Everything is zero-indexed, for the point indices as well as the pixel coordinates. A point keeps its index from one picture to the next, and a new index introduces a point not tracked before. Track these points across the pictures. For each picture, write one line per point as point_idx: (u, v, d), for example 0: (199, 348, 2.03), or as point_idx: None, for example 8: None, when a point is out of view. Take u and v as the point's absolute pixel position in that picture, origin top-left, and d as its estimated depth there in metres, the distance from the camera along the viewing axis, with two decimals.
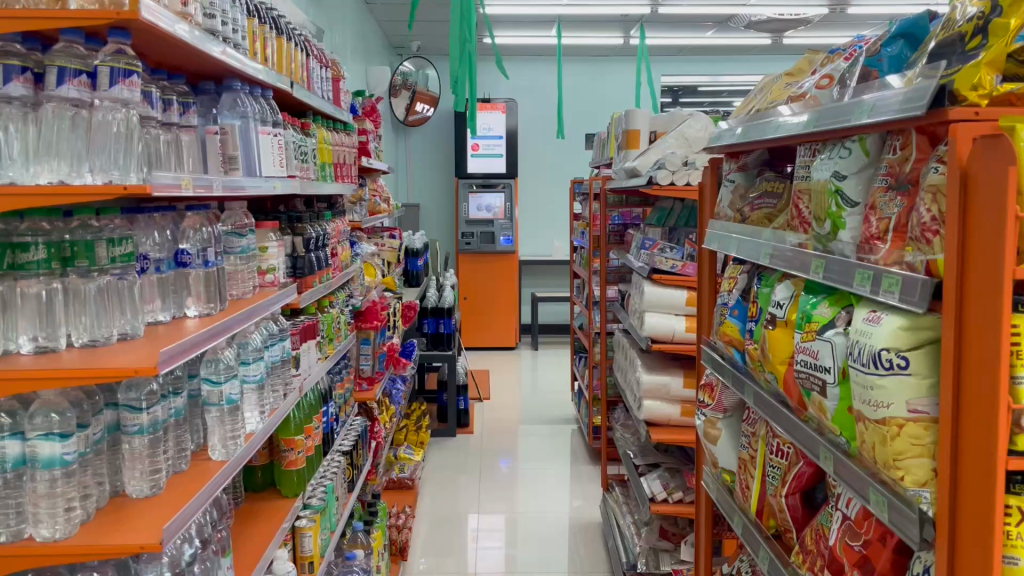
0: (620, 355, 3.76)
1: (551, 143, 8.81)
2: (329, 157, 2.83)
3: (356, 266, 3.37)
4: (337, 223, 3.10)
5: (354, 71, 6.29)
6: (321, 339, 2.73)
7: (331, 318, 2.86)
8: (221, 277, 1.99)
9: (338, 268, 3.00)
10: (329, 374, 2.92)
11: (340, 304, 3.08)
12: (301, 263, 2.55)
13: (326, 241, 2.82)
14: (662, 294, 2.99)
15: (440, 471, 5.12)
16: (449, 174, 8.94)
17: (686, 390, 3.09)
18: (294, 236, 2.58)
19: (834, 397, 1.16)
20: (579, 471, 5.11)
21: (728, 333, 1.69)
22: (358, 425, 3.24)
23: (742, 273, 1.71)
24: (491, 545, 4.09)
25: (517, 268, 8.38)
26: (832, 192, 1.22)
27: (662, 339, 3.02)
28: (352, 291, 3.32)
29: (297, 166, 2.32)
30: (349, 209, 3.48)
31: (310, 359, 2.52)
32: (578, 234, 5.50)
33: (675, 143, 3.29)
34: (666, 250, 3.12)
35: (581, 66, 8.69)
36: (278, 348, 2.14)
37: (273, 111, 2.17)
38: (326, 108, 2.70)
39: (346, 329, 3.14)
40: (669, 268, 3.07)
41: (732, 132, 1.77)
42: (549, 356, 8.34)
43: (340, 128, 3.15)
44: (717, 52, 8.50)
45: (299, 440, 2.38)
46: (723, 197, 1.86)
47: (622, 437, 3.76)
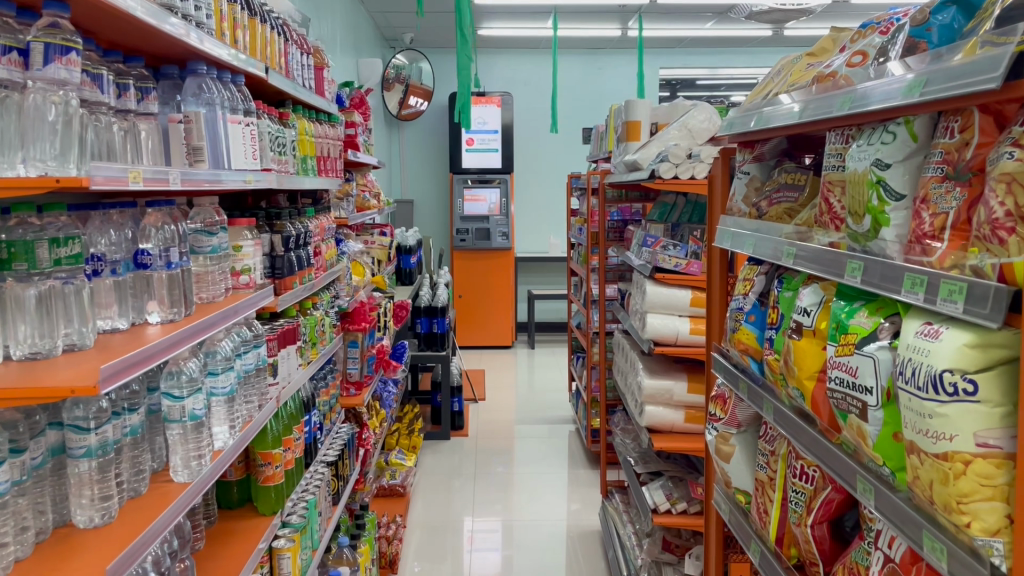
0: (620, 357, 3.60)
1: (547, 137, 8.64)
2: (311, 151, 2.65)
3: (344, 265, 3.19)
4: (320, 220, 2.91)
5: (345, 63, 6.11)
6: (302, 343, 2.56)
7: (314, 321, 2.70)
8: (187, 279, 1.83)
9: (322, 268, 2.83)
10: (313, 380, 2.76)
11: (324, 306, 2.91)
12: (279, 262, 2.38)
13: (308, 240, 2.64)
14: (665, 294, 2.84)
15: (434, 474, 4.94)
16: (443, 169, 8.77)
17: (690, 395, 2.93)
18: (272, 234, 2.41)
19: (876, 421, 1.00)
20: (577, 474, 4.94)
21: (743, 341, 1.53)
22: (345, 432, 3.07)
23: (759, 275, 1.54)
24: (486, 548, 3.96)
25: (513, 265, 8.22)
26: (872, 183, 1.06)
27: (664, 341, 2.86)
28: (338, 291, 3.14)
29: (272, 160, 2.14)
30: (335, 205, 3.31)
31: (290, 365, 2.36)
32: (576, 231, 5.33)
33: (678, 134, 3.13)
34: (669, 248, 2.93)
35: (577, 59, 8.52)
36: (251, 356, 1.97)
37: (244, 99, 2.00)
38: (306, 96, 2.52)
39: (331, 332, 2.98)
40: (673, 267, 2.88)
41: (746, 119, 1.60)
42: (546, 355, 8.19)
43: (324, 119, 2.97)
44: (716, 43, 8.33)
45: (277, 453, 2.21)
46: (736, 190, 1.69)
47: (623, 443, 3.60)
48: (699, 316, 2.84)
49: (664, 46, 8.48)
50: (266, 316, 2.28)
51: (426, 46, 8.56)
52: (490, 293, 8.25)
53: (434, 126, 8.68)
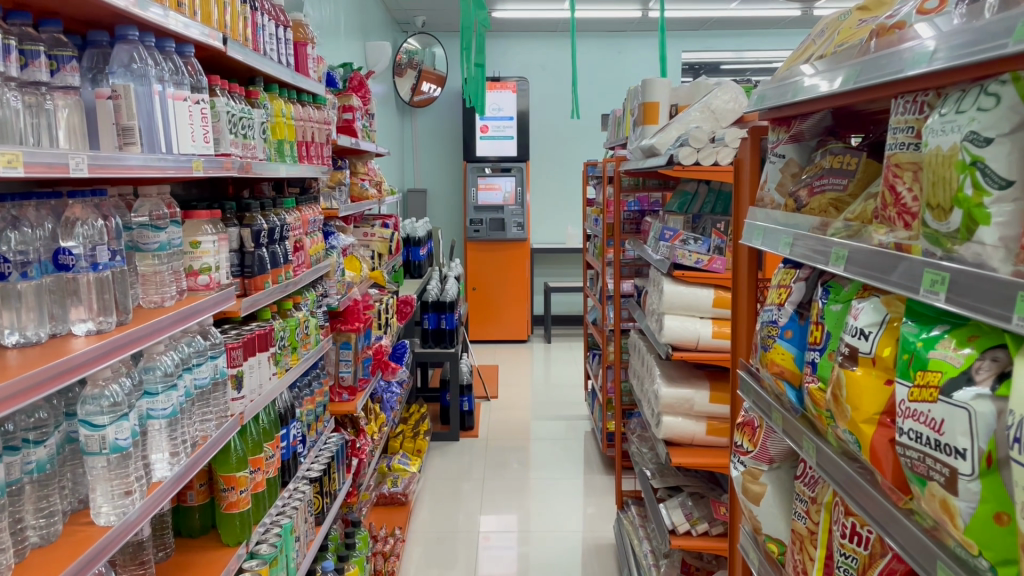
0: (635, 359, 3.32)
1: (565, 123, 8.34)
2: (290, 135, 2.39)
3: (334, 260, 2.92)
4: (303, 211, 2.64)
5: (350, 47, 5.83)
6: (279, 349, 2.31)
7: (294, 324, 2.44)
8: (121, 283, 1.57)
9: (305, 265, 2.57)
10: (294, 388, 2.50)
11: (309, 306, 2.65)
12: (247, 260, 2.12)
13: (286, 234, 2.37)
14: (684, 294, 2.56)
15: (441, 478, 4.69)
16: (457, 157, 8.48)
17: (712, 405, 2.64)
18: (241, 228, 2.15)
19: (970, 496, 0.72)
20: (592, 479, 4.64)
21: (777, 364, 1.25)
22: (334, 443, 2.82)
23: (796, 281, 1.26)
24: (502, 546, 3.83)
25: (529, 256, 7.94)
26: (965, 166, 0.78)
27: (683, 346, 2.57)
28: (326, 289, 2.88)
29: (233, 144, 1.88)
30: (324, 194, 3.04)
31: (261, 375, 2.10)
32: (591, 221, 5.04)
33: (700, 116, 2.83)
34: (690, 242, 2.61)
35: (596, 42, 8.19)
36: (205, 369, 1.73)
37: (194, 75, 1.73)
38: (280, 73, 2.26)
39: (317, 334, 2.73)
40: (693, 263, 2.57)
41: (782, 90, 1.30)
42: (562, 349, 7.91)
43: (308, 101, 2.70)
44: (741, 25, 7.98)
45: (242, 477, 1.96)
46: (767, 176, 1.40)
47: (638, 454, 3.32)
48: (722, 318, 2.57)
49: (686, 28, 8.13)
50: (230, 322, 2.02)
51: (439, 30, 8.26)
52: (505, 285, 7.98)
53: (448, 114, 8.38)
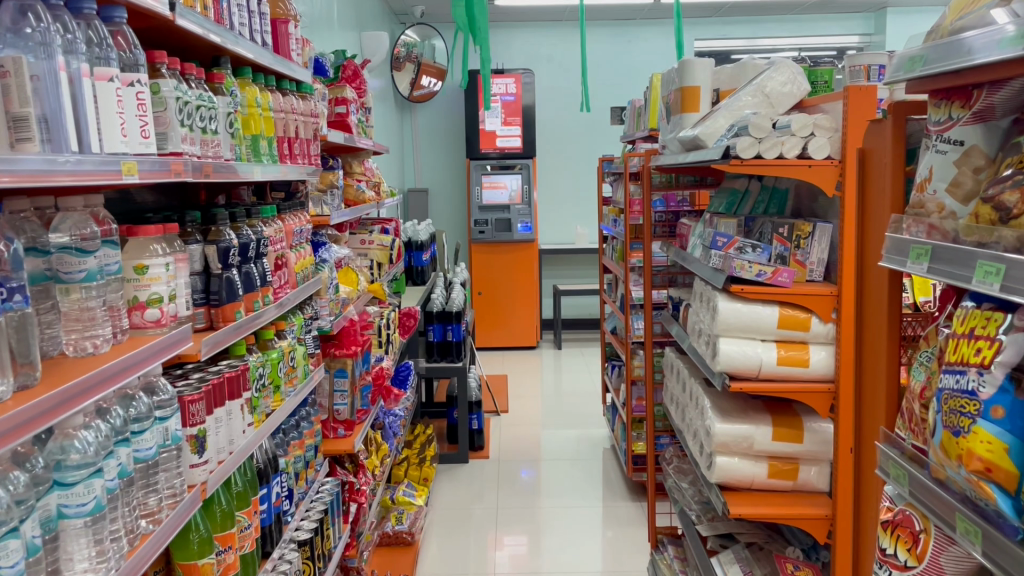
0: (672, 382, 2.90)
1: (572, 117, 7.91)
2: (271, 129, 2.00)
3: (327, 276, 2.50)
4: (287, 220, 2.22)
5: (345, 38, 5.41)
6: (257, 393, 1.89)
7: (276, 357, 2.03)
8: (25, 331, 1.14)
9: (289, 284, 2.15)
10: (275, 434, 2.08)
11: (295, 333, 2.23)
12: (213, 284, 1.70)
13: (264, 250, 1.94)
14: (743, 313, 2.14)
15: (450, 505, 4.26)
16: (460, 154, 8.06)
17: (775, 444, 2.22)
18: (205, 244, 1.72)
19: None
20: (615, 507, 4.19)
21: (974, 455, 0.84)
22: (328, 490, 2.40)
23: (1004, 335, 0.85)
24: None
25: (537, 258, 7.52)
26: None
27: (740, 375, 2.17)
28: (317, 310, 2.45)
29: (187, 139, 1.45)
30: (314, 199, 2.64)
31: (231, 429, 1.68)
32: (610, 223, 4.64)
33: (752, 101, 2.40)
34: (747, 250, 2.18)
35: (605, 31, 7.77)
36: (149, 436, 1.31)
37: (127, 49, 1.28)
38: (252, 51, 1.83)
39: (307, 365, 2.31)
40: (754, 276, 2.14)
41: (948, 53, 0.99)
42: (574, 355, 7.49)
43: (291, 88, 2.27)
44: (757, 9, 7.52)
45: (206, 565, 1.53)
46: (927, 173, 1.09)
47: (677, 489, 2.91)
48: (787, 340, 2.16)
49: (700, 15, 7.68)
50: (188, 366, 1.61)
51: (439, 21, 7.84)
52: (512, 288, 7.55)
53: (449, 109, 7.96)
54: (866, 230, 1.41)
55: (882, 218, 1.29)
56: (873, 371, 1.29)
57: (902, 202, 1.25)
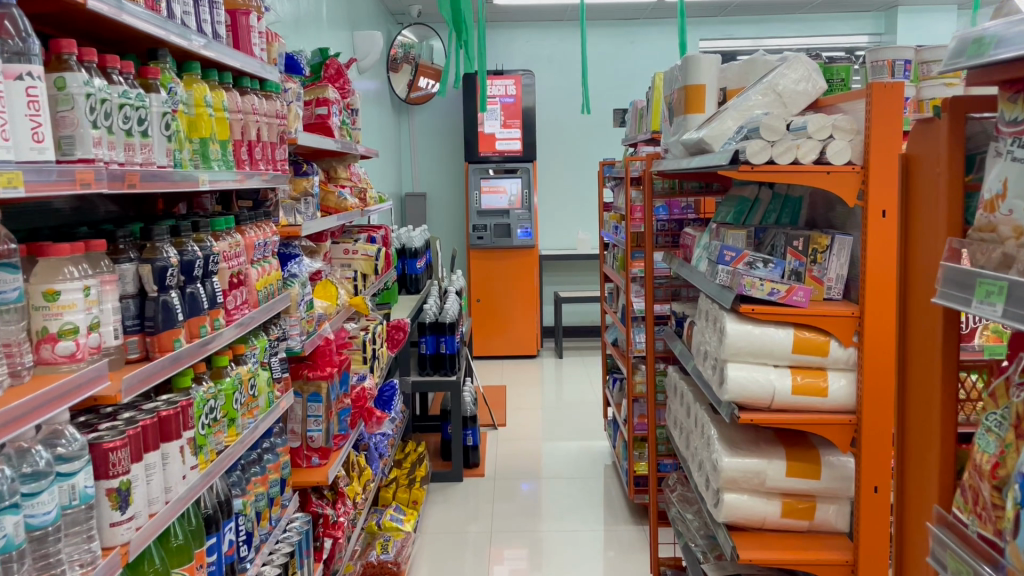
0: (676, 404, 2.67)
1: (574, 119, 7.70)
2: (224, 133, 1.79)
3: (296, 292, 2.28)
4: (246, 233, 2.01)
5: (336, 38, 5.21)
6: (207, 428, 1.68)
7: (231, 387, 1.81)
8: None
9: (249, 304, 1.94)
10: (229, 473, 1.86)
11: (257, 357, 2.02)
12: (148, 308, 1.49)
13: (215, 267, 1.73)
14: (753, 336, 1.91)
15: (442, 527, 4.04)
16: (458, 157, 7.84)
17: (789, 480, 2.00)
18: (140, 263, 1.51)
19: None
20: (615, 530, 3.96)
21: None
22: (297, 528, 2.19)
23: None
24: None
25: (538, 264, 7.31)
26: None
27: (751, 405, 1.94)
28: (285, 330, 2.24)
29: (102, 142, 1.24)
30: (285, 208, 2.42)
31: (170, 475, 1.47)
32: (610, 231, 4.44)
33: (762, 100, 2.19)
34: (758, 265, 1.96)
35: (607, 31, 7.55)
36: (46, 499, 1.10)
37: (15, 36, 1.07)
38: (199, 43, 1.62)
39: (271, 393, 2.10)
40: (766, 295, 1.91)
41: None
42: (575, 364, 7.27)
43: (257, 87, 2.07)
44: (762, 8, 7.29)
45: None
46: (999, 186, 0.91)
47: (681, 521, 2.69)
48: (802, 365, 1.94)
49: (704, 14, 7.46)
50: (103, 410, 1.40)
51: (437, 21, 7.64)
52: (512, 295, 7.34)
53: (447, 112, 7.75)
54: (909, 249, 1.19)
55: (934, 242, 1.10)
56: (924, 416, 1.13)
57: (960, 220, 1.07)
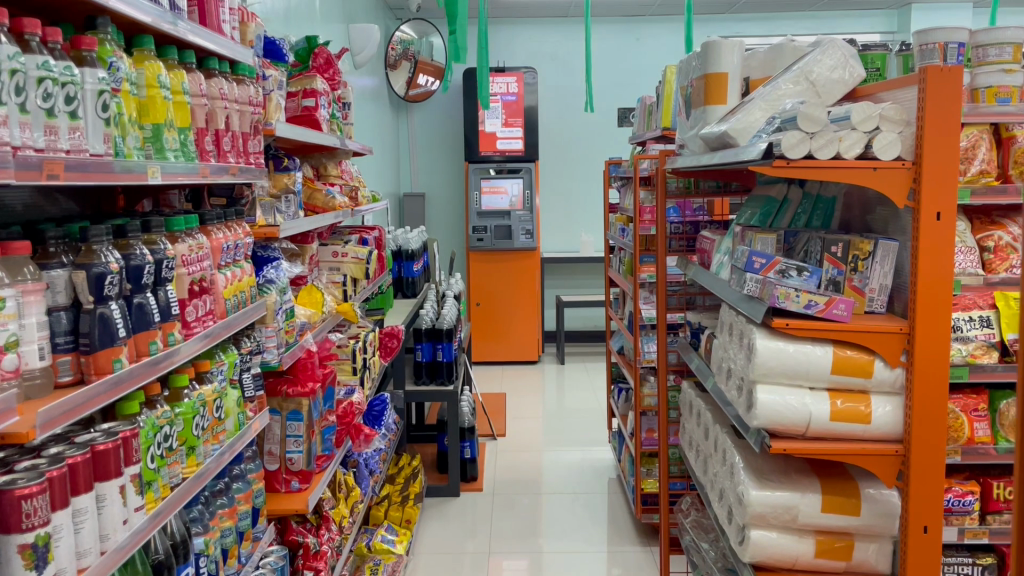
0: (691, 424, 2.44)
1: (577, 118, 7.47)
2: (183, 120, 1.56)
3: (272, 301, 2.05)
4: (212, 234, 1.77)
5: (330, 31, 4.98)
6: (158, 459, 1.45)
7: (190, 411, 1.59)
8: None
9: (215, 315, 1.71)
10: (188, 507, 1.63)
11: (225, 375, 1.79)
12: (83, 323, 1.26)
13: (171, 274, 1.50)
14: (786, 354, 1.68)
15: (438, 546, 3.81)
16: (458, 156, 7.62)
17: (825, 516, 1.77)
18: (76, 269, 1.28)
19: None
20: (622, 550, 3.72)
21: None
22: (272, 564, 1.95)
23: None
24: None
25: (539, 266, 7.08)
26: None
27: (785, 433, 1.72)
28: (260, 342, 2.01)
29: (10, 121, 1.02)
30: (263, 206, 2.20)
31: (108, 521, 1.24)
32: (616, 233, 4.22)
33: (795, 88, 1.96)
34: (792, 273, 1.73)
35: (612, 28, 7.33)
36: None
37: None
38: (154, 13, 1.40)
39: (243, 414, 1.87)
40: (803, 308, 1.68)
41: None
42: (578, 370, 7.03)
43: (228, 70, 1.85)
44: (773, 5, 7.05)
45: None
46: None
47: (696, 551, 2.46)
48: (841, 387, 1.71)
49: (712, 10, 7.22)
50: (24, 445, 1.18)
51: (437, 17, 7.42)
52: (513, 299, 7.10)
53: (447, 110, 7.52)
54: None
55: None
56: None
57: None
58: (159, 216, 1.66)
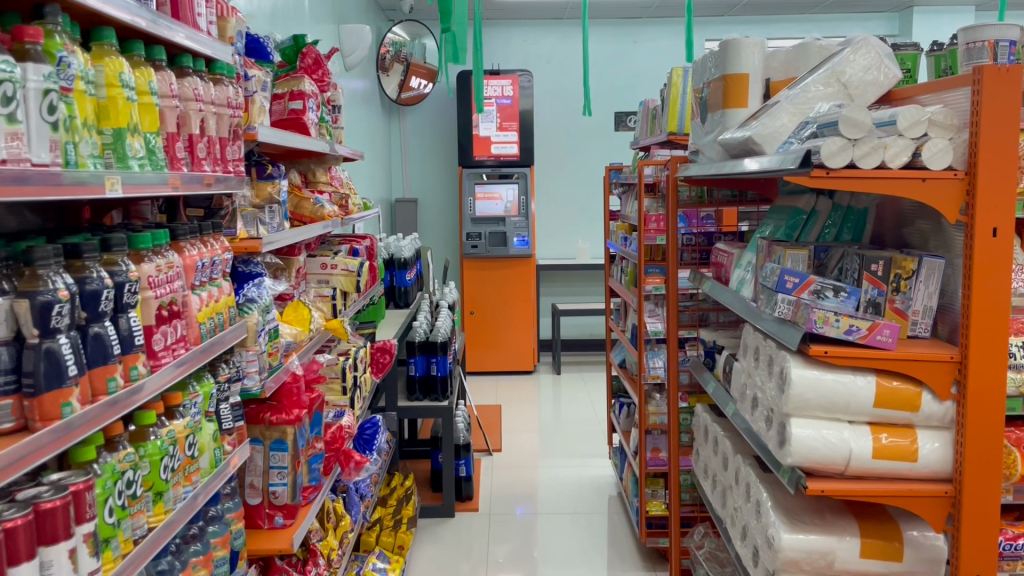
0: (707, 451, 2.28)
1: (573, 122, 7.31)
2: (150, 122, 1.39)
3: (254, 321, 1.87)
4: (185, 250, 1.59)
5: (320, 31, 4.80)
6: (118, 511, 1.27)
7: (157, 452, 1.41)
8: None
9: (188, 342, 1.52)
10: (155, 560, 1.45)
11: (199, 408, 1.60)
12: (26, 360, 1.09)
13: (134, 300, 1.32)
14: (824, 384, 1.52)
15: (432, 569, 3.62)
16: (451, 160, 7.44)
17: (864, 563, 1.59)
18: (17, 297, 1.10)
19: None
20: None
21: None
22: None
23: None
24: None
25: (535, 274, 6.90)
26: None
27: (822, 471, 1.55)
28: (240, 367, 1.83)
29: None
30: (244, 216, 2.03)
31: None
32: (617, 242, 4.06)
33: (825, 91, 1.79)
34: (829, 294, 1.56)
35: (608, 30, 7.18)
36: None
37: None
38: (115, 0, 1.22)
39: (219, 449, 1.68)
40: (843, 333, 1.51)
41: None
42: (574, 380, 6.85)
43: (205, 69, 1.67)
44: (773, 7, 6.92)
45: None
46: None
47: None
48: (884, 420, 1.55)
49: (711, 13, 7.08)
50: None
51: (430, 18, 7.24)
52: (507, 307, 6.93)
53: (441, 113, 7.35)
54: None
55: None
56: None
57: None
58: (125, 231, 1.48)
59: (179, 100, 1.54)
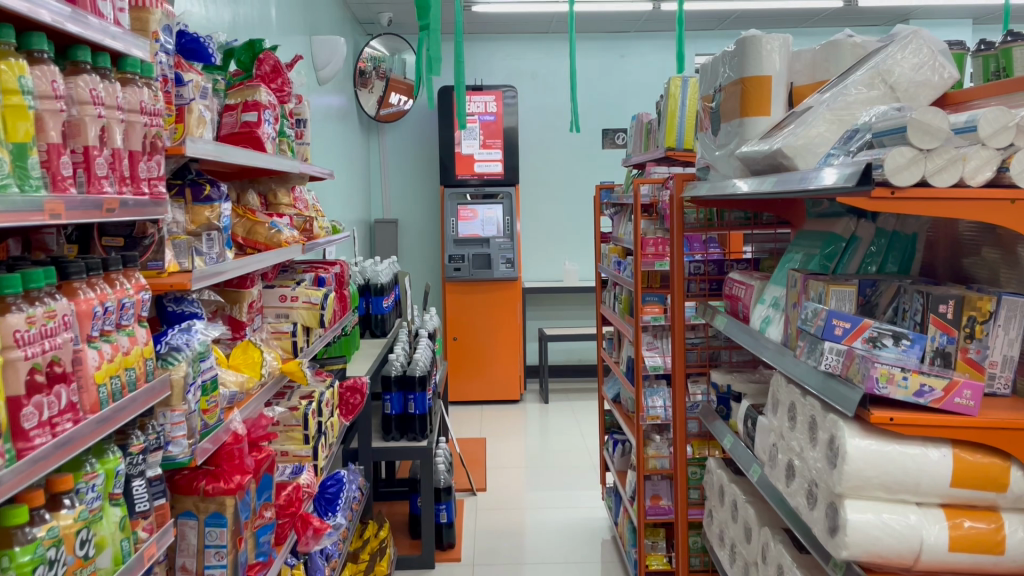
0: (723, 515, 1.96)
1: (559, 140, 7.03)
2: (21, 130, 1.06)
3: (180, 375, 1.54)
4: (79, 292, 1.26)
5: (290, 42, 4.50)
6: None
7: (28, 560, 1.06)
8: None
9: (80, 411, 1.19)
10: None
11: (98, 491, 1.26)
12: None
13: None
14: (887, 460, 1.20)
15: None
16: (434, 179, 7.13)
17: None
18: None
19: None
20: None
21: None
22: None
23: None
24: None
25: (520, 298, 6.58)
26: None
27: (885, 567, 1.23)
28: (159, 432, 1.49)
29: None
30: (175, 245, 1.69)
31: None
32: (610, 265, 3.75)
33: (866, 92, 1.50)
34: (888, 343, 1.25)
35: (596, 44, 6.92)
36: None
37: None
38: None
39: (128, 540, 1.33)
40: (910, 395, 1.20)
41: None
42: (563, 409, 6.52)
43: (113, 67, 1.35)
44: (766, 21, 6.69)
45: None
46: None
47: None
48: (960, 502, 1.23)
49: (702, 26, 6.83)
50: None
51: (410, 31, 6.95)
52: (492, 333, 6.61)
53: (422, 130, 7.04)
54: None
55: None
56: None
57: None
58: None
59: (70, 103, 1.21)
